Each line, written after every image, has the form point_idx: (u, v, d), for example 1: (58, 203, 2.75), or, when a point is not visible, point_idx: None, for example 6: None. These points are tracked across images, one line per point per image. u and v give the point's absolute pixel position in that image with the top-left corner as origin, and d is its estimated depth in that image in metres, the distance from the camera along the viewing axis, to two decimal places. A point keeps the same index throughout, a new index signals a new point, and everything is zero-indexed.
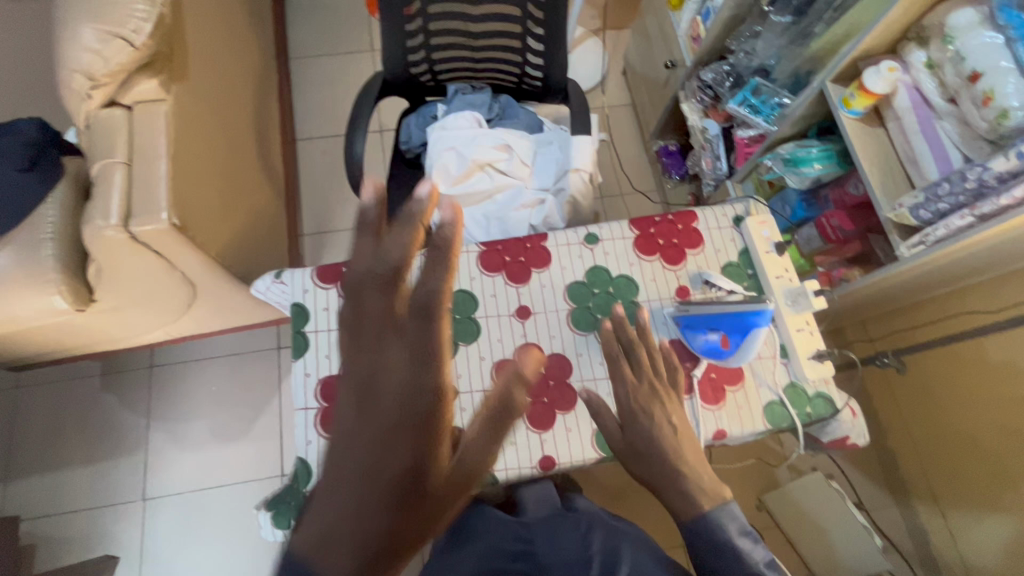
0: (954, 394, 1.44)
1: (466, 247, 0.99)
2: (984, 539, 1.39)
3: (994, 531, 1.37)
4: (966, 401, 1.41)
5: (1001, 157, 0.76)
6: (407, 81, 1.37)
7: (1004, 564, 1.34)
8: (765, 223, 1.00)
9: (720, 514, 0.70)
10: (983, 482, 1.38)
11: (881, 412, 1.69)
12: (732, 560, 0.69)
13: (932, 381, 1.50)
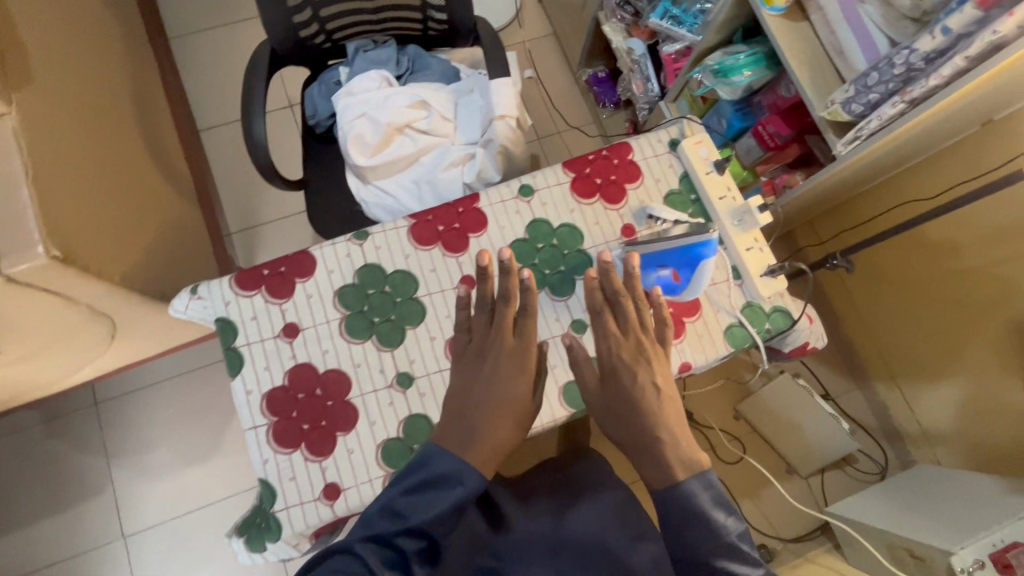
0: (906, 275, 1.50)
1: (394, 222, 0.91)
2: (939, 403, 1.51)
3: (947, 395, 1.48)
4: (916, 279, 1.48)
5: (926, 35, 0.71)
6: (300, 47, 1.22)
7: (959, 421, 1.46)
8: (702, 143, 0.95)
9: (694, 484, 0.68)
10: (937, 353, 1.47)
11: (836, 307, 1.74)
12: (705, 527, 0.67)
13: (887, 268, 1.55)
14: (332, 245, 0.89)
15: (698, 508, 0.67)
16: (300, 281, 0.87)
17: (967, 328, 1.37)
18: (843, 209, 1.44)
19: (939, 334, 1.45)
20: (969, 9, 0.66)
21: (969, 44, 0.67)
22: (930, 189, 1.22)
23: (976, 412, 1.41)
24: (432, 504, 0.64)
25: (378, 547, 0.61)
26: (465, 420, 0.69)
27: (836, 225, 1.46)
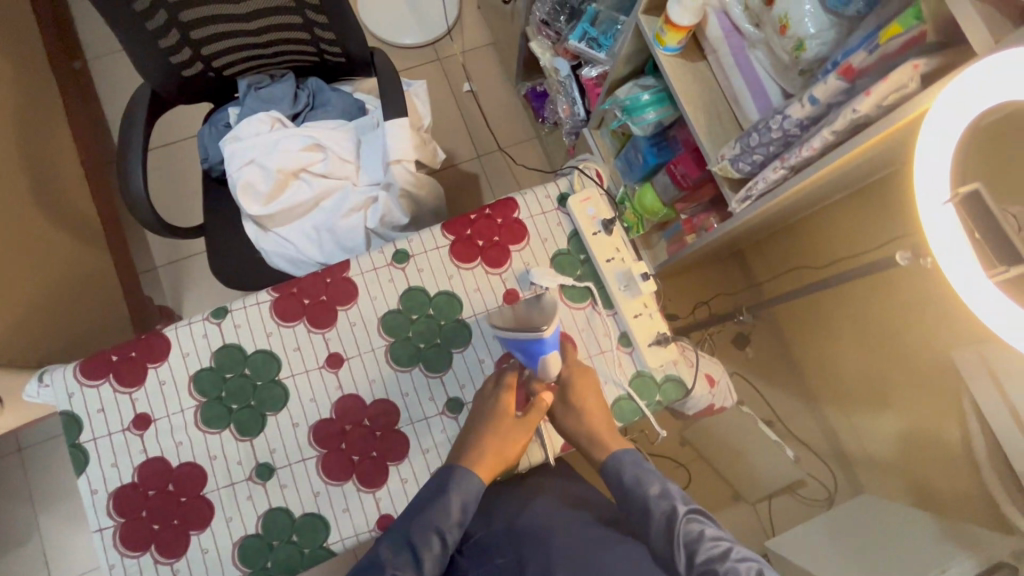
0: (857, 306, 1.38)
1: (257, 297, 0.86)
2: (880, 434, 1.39)
3: (889, 427, 1.36)
4: (866, 309, 1.35)
5: (796, 103, 0.65)
6: (186, 87, 1.15)
7: (901, 456, 1.34)
8: (589, 200, 0.89)
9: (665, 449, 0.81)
10: (881, 383, 1.35)
11: (785, 334, 1.61)
12: None
13: (838, 299, 1.43)
14: (188, 326, 0.83)
15: (644, 476, 0.74)
16: (152, 368, 0.81)
17: (906, 370, 1.28)
18: (784, 240, 1.32)
19: (884, 365, 1.33)
20: (832, 79, 0.60)
21: (834, 118, 0.60)
22: (866, 229, 1.11)
23: (917, 448, 1.30)
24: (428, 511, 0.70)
25: (388, 550, 0.68)
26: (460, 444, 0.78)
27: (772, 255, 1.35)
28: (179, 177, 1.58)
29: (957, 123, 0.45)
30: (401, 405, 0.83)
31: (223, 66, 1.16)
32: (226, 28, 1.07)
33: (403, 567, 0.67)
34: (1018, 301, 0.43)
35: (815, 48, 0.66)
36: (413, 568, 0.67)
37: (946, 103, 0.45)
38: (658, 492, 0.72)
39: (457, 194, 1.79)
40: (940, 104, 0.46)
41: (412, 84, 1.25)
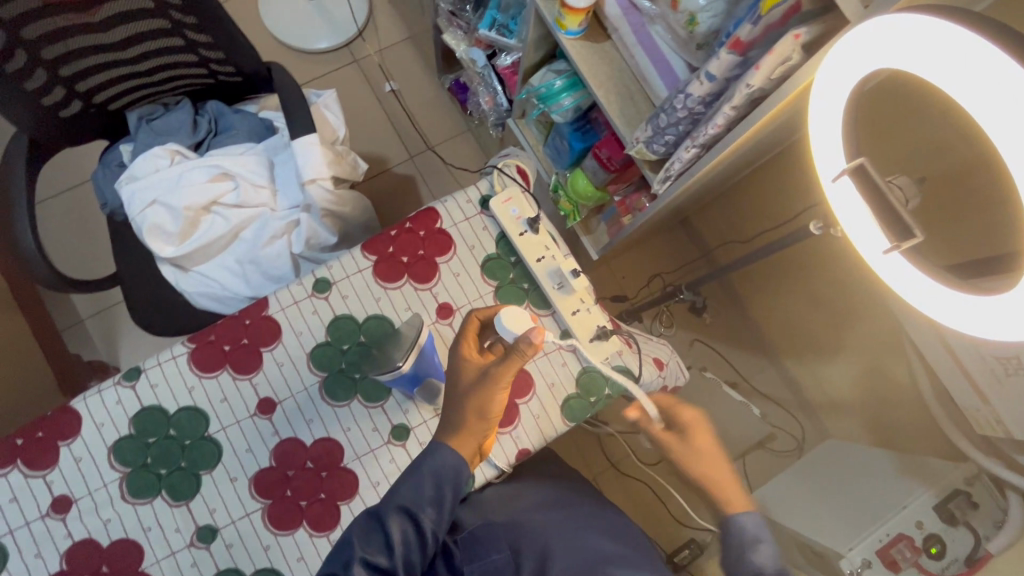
0: (808, 259, 1.38)
1: (173, 350, 0.80)
2: (839, 380, 1.39)
3: (845, 371, 1.37)
4: (818, 260, 1.35)
5: (694, 81, 0.63)
6: (68, 129, 1.05)
7: (860, 399, 1.35)
8: (511, 200, 0.86)
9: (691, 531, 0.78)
10: (830, 332, 1.37)
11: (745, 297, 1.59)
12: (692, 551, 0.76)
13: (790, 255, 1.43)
14: (98, 394, 0.77)
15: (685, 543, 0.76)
16: (63, 445, 0.75)
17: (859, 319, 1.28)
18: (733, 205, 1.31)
19: (835, 313, 1.34)
20: (724, 54, 0.58)
21: (731, 94, 0.59)
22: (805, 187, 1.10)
23: (873, 389, 1.30)
24: (405, 498, 0.63)
25: (359, 531, 0.62)
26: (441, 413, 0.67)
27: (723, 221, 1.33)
28: (89, 221, 1.47)
29: (842, 91, 0.43)
30: (345, 440, 0.79)
31: (105, 100, 1.06)
32: (101, 59, 0.98)
33: (372, 549, 0.60)
34: (931, 272, 0.42)
35: (707, 21, 0.65)
36: (384, 551, 0.60)
37: (830, 69, 0.43)
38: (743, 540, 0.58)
39: (394, 199, 1.73)
40: (824, 74, 0.44)
41: (320, 96, 1.19)
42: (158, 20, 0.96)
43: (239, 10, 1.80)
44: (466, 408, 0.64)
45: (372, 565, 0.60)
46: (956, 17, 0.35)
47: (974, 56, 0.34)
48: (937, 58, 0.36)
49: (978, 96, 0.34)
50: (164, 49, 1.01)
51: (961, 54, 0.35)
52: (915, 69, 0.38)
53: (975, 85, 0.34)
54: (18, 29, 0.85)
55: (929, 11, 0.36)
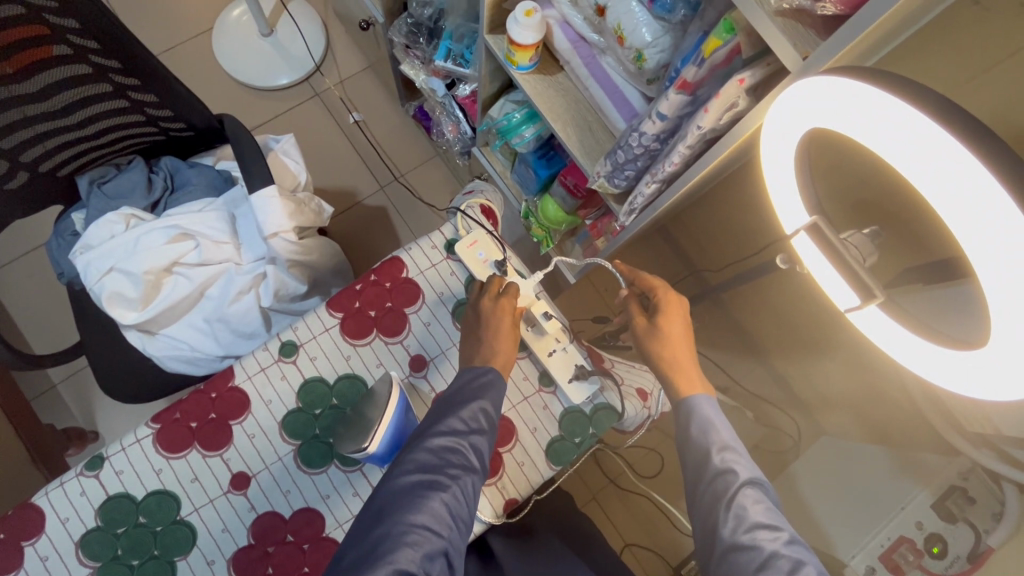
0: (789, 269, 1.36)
1: (136, 432, 0.77)
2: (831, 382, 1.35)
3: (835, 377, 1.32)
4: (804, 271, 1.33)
5: (647, 119, 0.61)
6: (15, 202, 1.00)
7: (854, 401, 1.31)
8: (477, 243, 0.84)
9: None
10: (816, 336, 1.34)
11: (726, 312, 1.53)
12: None
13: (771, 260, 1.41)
14: (60, 487, 0.74)
15: None
16: (27, 545, 0.72)
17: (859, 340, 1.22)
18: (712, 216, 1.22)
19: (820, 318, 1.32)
20: (674, 94, 0.56)
21: (685, 134, 0.57)
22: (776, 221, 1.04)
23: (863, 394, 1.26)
24: (502, 386, 0.70)
25: (469, 407, 0.67)
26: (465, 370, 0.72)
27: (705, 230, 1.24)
28: (53, 285, 1.42)
29: (789, 150, 0.44)
30: (325, 508, 0.76)
31: (50, 168, 1.02)
32: (43, 129, 0.94)
33: (472, 429, 0.66)
34: (905, 321, 0.41)
35: (655, 56, 0.63)
36: (480, 431, 0.67)
37: (774, 131, 0.44)
38: (706, 435, 0.66)
39: (368, 231, 1.70)
40: (770, 133, 0.45)
41: (278, 141, 1.16)
42: (99, 84, 0.92)
43: (193, 54, 1.77)
44: (495, 343, 0.72)
45: (483, 431, 0.67)
46: (879, 83, 0.36)
47: (896, 117, 0.35)
48: (865, 119, 0.37)
49: (911, 155, 0.35)
50: (109, 112, 0.98)
51: (909, 126, 0.35)
52: (865, 137, 0.38)
53: (905, 145, 0.35)
54: None
55: (852, 75, 0.37)
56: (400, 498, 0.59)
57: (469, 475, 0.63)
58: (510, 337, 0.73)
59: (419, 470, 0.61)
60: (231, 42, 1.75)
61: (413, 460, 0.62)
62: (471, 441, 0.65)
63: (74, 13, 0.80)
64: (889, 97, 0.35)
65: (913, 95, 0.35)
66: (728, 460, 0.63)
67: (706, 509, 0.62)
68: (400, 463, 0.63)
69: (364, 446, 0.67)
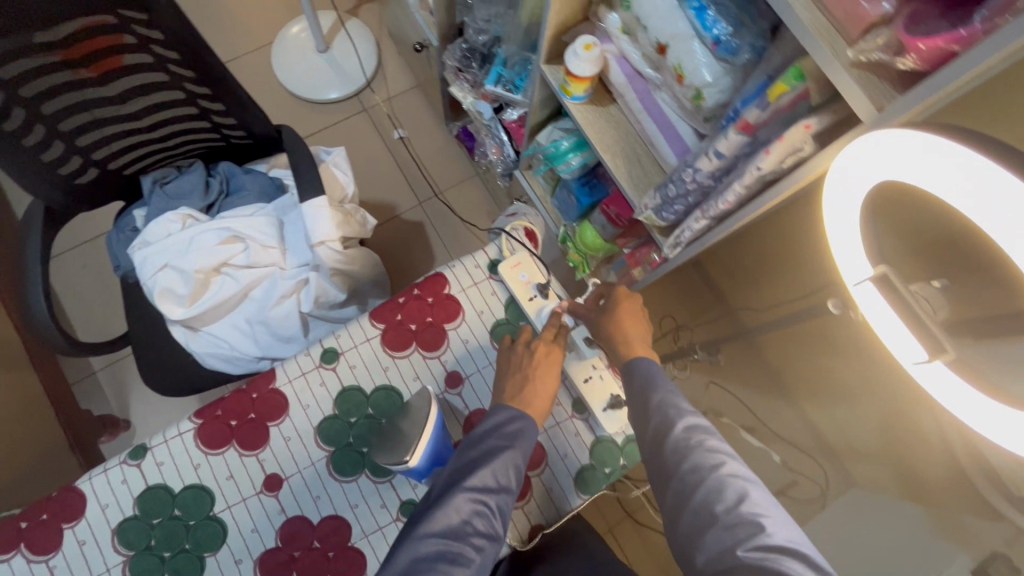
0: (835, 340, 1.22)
1: (178, 426, 0.79)
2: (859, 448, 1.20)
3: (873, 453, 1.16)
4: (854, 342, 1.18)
5: (703, 157, 0.62)
6: (85, 195, 1.06)
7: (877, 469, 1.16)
8: (520, 265, 0.85)
9: None
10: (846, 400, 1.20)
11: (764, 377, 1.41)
12: None
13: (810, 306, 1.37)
14: (104, 473, 0.76)
15: None
16: (67, 527, 0.74)
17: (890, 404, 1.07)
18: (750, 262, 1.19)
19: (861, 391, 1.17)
20: (733, 134, 0.57)
21: (742, 174, 0.58)
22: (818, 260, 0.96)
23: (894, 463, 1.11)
24: (531, 439, 0.68)
25: (497, 466, 0.65)
26: (506, 393, 0.73)
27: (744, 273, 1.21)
28: (105, 276, 1.48)
29: (855, 201, 0.44)
30: (352, 517, 0.77)
31: (119, 166, 1.08)
32: (117, 128, 1.00)
33: (498, 491, 0.64)
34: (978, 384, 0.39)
35: (714, 96, 0.64)
36: (506, 493, 0.64)
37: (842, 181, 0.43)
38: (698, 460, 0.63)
39: (404, 244, 1.74)
40: (835, 182, 0.45)
41: (330, 153, 1.20)
42: (173, 91, 0.98)
43: (252, 65, 1.86)
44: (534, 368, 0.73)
45: (510, 490, 0.65)
46: (960, 139, 0.35)
47: (970, 173, 0.35)
48: (939, 170, 0.36)
49: (985, 211, 0.34)
50: (178, 117, 1.04)
51: (987, 183, 0.34)
52: (934, 189, 0.37)
53: (982, 200, 0.34)
54: (37, 106, 0.88)
55: (929, 132, 0.37)
56: (421, 567, 0.57)
57: (491, 543, 0.61)
58: (548, 360, 0.74)
59: (442, 538, 0.59)
60: (289, 55, 1.83)
61: (438, 522, 0.60)
62: (498, 503, 0.63)
63: (159, 25, 0.85)
64: (961, 152, 0.35)
65: (992, 153, 0.34)
66: (702, 450, 0.63)
67: (688, 505, 0.61)
68: (421, 525, 0.60)
69: (404, 460, 0.68)
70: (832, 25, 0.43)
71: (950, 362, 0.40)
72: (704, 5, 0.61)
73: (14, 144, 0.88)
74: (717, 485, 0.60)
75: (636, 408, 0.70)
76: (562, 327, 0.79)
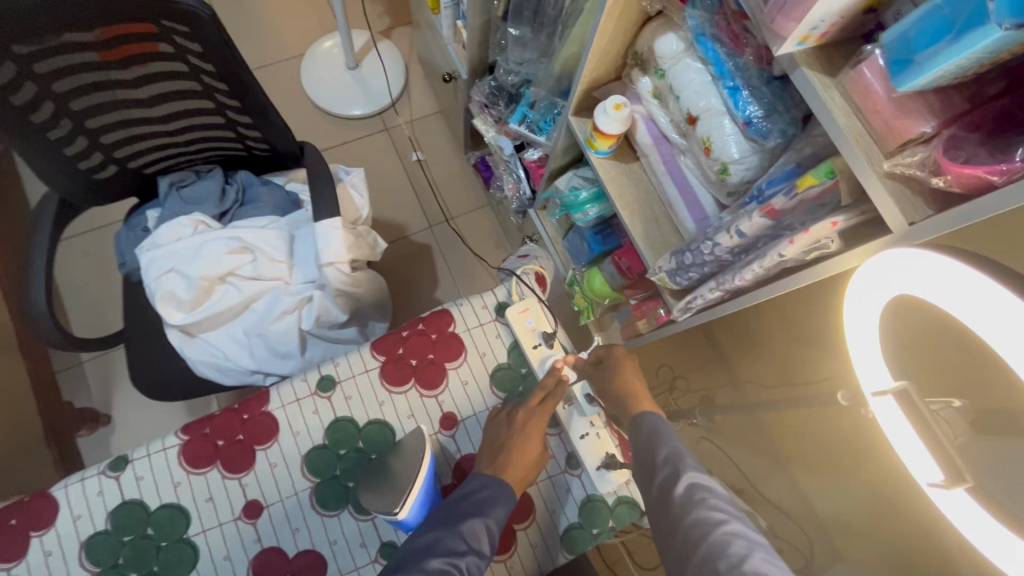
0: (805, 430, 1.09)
1: (164, 440, 0.77)
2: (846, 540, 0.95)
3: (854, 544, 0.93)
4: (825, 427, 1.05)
5: (724, 233, 0.63)
6: (102, 191, 1.07)
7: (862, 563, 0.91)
8: (528, 311, 0.85)
9: None
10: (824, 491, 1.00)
11: (745, 454, 1.18)
12: None
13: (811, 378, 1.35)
14: (81, 483, 0.74)
15: None
16: (35, 536, 0.72)
17: (850, 513, 0.94)
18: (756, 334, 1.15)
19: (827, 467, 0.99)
20: (757, 217, 0.58)
21: (762, 256, 0.58)
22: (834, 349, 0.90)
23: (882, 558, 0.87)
24: (508, 501, 0.67)
25: (470, 526, 0.63)
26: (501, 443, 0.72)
27: (744, 342, 1.18)
28: (107, 268, 1.47)
29: (874, 310, 0.44)
30: (329, 554, 0.75)
31: (140, 166, 1.08)
32: (143, 130, 1.01)
33: (470, 554, 0.62)
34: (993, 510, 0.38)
35: (740, 173, 0.65)
36: (478, 556, 0.62)
37: (860, 293, 0.44)
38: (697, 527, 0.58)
39: (410, 265, 1.74)
40: (857, 289, 0.45)
41: (348, 173, 1.20)
42: (203, 100, 0.98)
43: (281, 75, 1.88)
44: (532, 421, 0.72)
45: (482, 554, 0.63)
46: (990, 269, 0.35)
47: (1000, 305, 0.34)
48: (958, 294, 0.36)
49: (1013, 342, 0.34)
50: (204, 125, 1.04)
51: (1008, 315, 0.34)
52: (952, 308, 0.37)
53: (1002, 329, 0.34)
54: (65, 102, 0.88)
55: (955, 254, 0.37)
56: None
57: None
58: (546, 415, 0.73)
59: None
60: (319, 69, 1.86)
61: None
62: (469, 566, 0.61)
63: (197, 38, 0.85)
64: (982, 281, 0.35)
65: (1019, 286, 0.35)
66: (704, 507, 0.59)
67: (692, 561, 0.56)
68: None
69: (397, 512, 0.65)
70: (868, 134, 0.44)
71: (969, 489, 0.39)
72: (739, 85, 0.62)
73: (37, 136, 0.89)
74: (721, 542, 0.55)
75: (645, 462, 0.67)
76: (565, 381, 0.78)
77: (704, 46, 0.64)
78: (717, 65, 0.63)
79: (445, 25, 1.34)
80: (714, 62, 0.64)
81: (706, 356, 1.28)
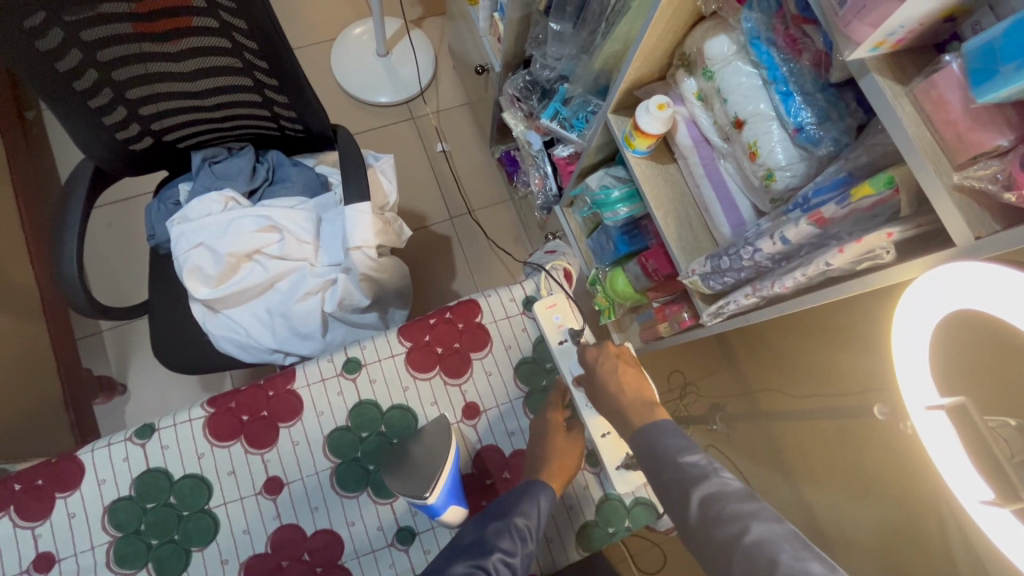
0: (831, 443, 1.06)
1: (189, 411, 0.78)
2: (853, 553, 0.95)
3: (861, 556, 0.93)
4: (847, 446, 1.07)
5: (766, 239, 0.62)
6: (136, 162, 1.07)
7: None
8: (556, 307, 0.84)
9: None
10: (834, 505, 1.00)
11: (758, 465, 1.17)
12: None
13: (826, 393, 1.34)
14: (106, 448, 0.75)
15: None
16: (61, 497, 0.73)
17: (863, 528, 0.93)
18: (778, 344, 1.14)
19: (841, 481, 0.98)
20: (804, 224, 0.57)
21: (806, 264, 0.58)
22: (869, 363, 0.89)
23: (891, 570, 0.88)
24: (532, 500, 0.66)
25: (495, 528, 0.62)
26: None
27: (763, 352, 1.17)
28: (130, 239, 1.49)
29: (926, 326, 0.44)
30: (346, 535, 0.75)
31: (174, 139, 1.09)
32: (181, 104, 1.01)
33: (496, 551, 0.60)
34: None
35: (785, 179, 0.64)
36: (506, 553, 0.60)
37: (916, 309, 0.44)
38: None
39: (429, 255, 1.74)
40: (911, 302, 0.45)
41: (378, 159, 1.20)
42: (243, 78, 0.98)
43: (311, 59, 1.89)
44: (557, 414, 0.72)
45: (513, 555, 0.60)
46: None
47: None
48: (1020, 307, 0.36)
49: None
50: (241, 102, 1.04)
51: None
52: (1014, 319, 0.36)
53: None
54: (109, 71, 0.89)
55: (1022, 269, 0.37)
56: None
57: None
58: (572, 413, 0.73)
59: None
60: (349, 54, 1.86)
61: None
62: (497, 565, 0.58)
63: (243, 15, 0.85)
64: None
65: None
66: None
67: None
68: None
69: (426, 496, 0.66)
70: (937, 146, 0.44)
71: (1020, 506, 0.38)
72: (792, 91, 0.61)
73: (79, 103, 0.89)
74: None
75: None
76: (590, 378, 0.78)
77: (758, 50, 0.63)
78: (770, 69, 0.63)
79: (482, 15, 1.33)
80: (767, 66, 0.63)
81: (722, 364, 1.27)
